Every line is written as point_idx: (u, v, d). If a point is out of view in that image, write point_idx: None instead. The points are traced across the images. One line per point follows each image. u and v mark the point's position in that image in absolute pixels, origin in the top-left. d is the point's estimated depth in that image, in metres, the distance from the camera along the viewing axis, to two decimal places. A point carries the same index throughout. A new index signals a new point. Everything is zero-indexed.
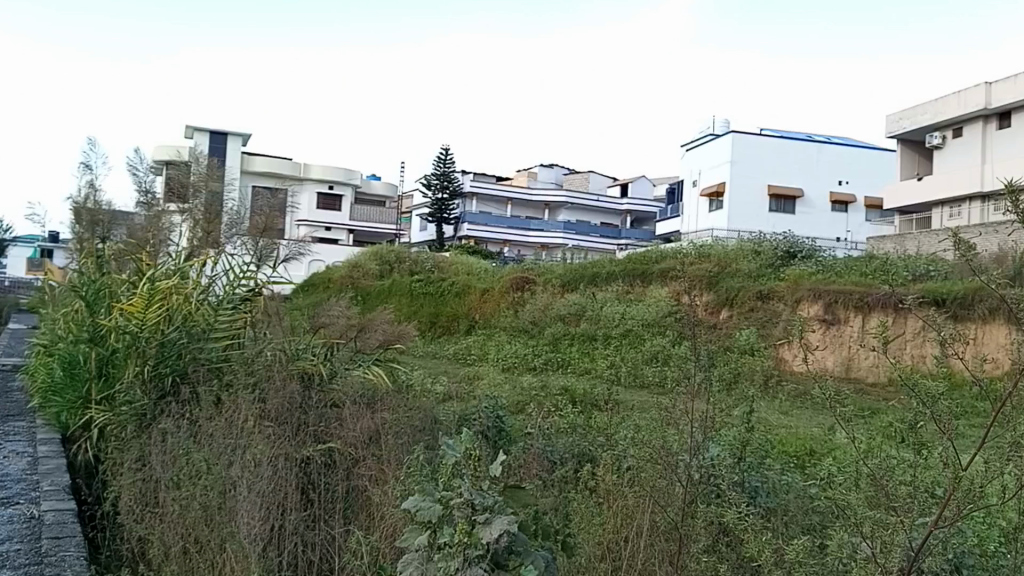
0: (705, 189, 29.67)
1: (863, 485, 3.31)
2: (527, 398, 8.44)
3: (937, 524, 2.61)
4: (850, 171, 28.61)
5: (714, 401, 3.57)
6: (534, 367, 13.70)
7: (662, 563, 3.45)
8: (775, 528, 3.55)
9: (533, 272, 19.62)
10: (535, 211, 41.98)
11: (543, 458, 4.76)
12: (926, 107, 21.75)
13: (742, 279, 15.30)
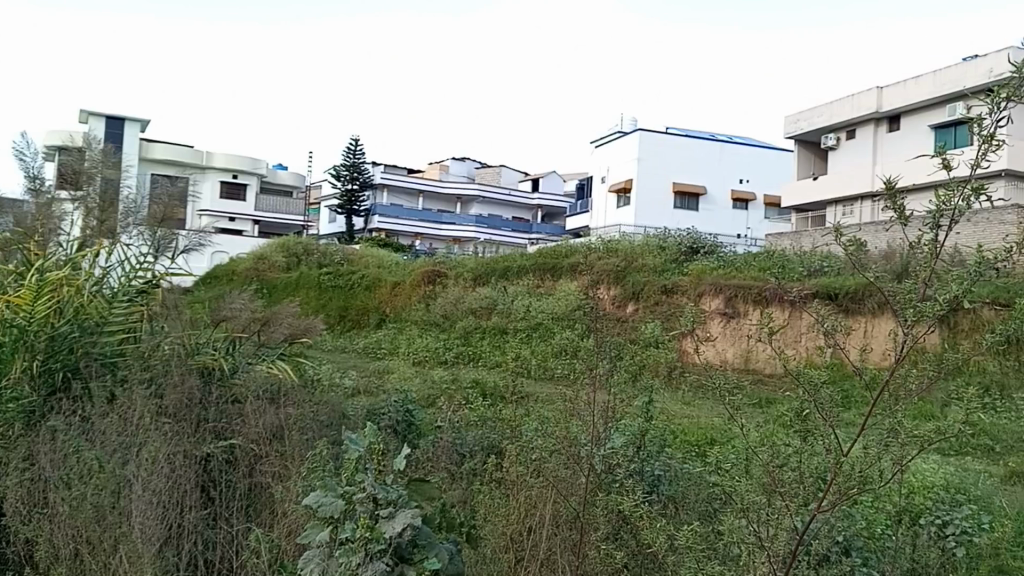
0: (614, 185, 29.94)
1: (752, 471, 3.41)
2: (438, 391, 8.46)
3: (817, 510, 2.71)
4: (752, 170, 29.66)
5: (614, 392, 3.62)
6: (445, 361, 13.90)
7: (565, 551, 3.52)
8: (671, 516, 3.67)
9: (444, 265, 19.56)
10: (446, 203, 40.65)
11: (453, 452, 4.78)
12: (821, 109, 22.64)
13: (648, 274, 15.53)
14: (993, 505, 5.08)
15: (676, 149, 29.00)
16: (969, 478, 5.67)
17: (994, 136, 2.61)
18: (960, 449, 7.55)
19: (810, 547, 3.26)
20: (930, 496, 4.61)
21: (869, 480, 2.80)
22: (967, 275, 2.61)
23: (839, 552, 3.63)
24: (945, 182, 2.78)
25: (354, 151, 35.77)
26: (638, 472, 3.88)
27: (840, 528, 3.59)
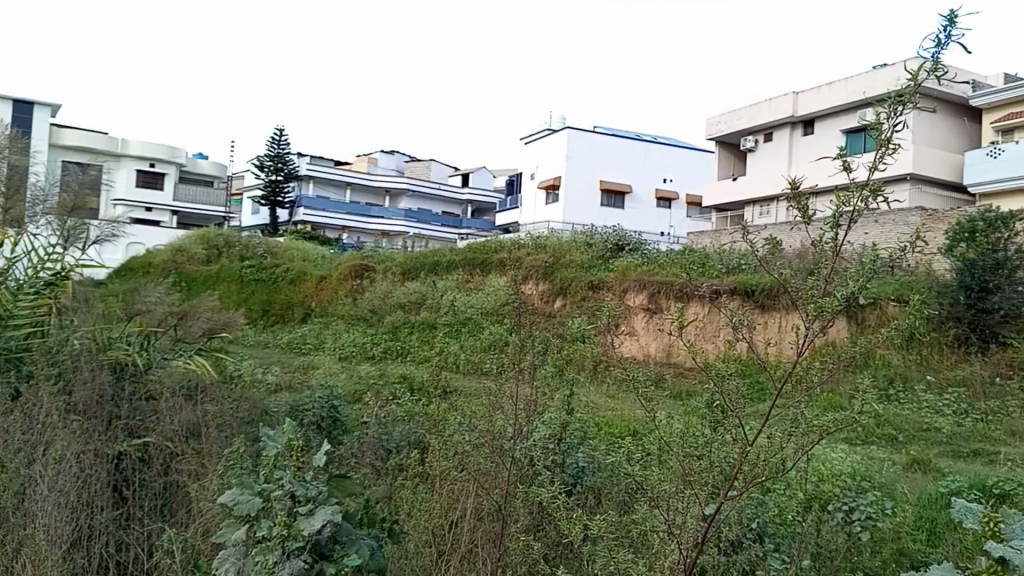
0: (544, 183, 30.00)
1: (666, 460, 3.51)
2: (365, 386, 8.42)
3: (723, 499, 2.82)
4: (677, 170, 30.35)
5: (537, 384, 3.69)
6: (372, 356, 13.78)
7: (488, 543, 3.53)
8: (588, 508, 3.74)
9: (372, 259, 19.38)
10: (374, 197, 39.79)
11: (378, 447, 4.78)
12: (741, 113, 23.07)
13: (575, 270, 15.70)
14: (892, 492, 5.36)
15: (603, 148, 29.33)
16: (873, 466, 5.96)
17: (890, 140, 2.68)
18: (863, 437, 7.98)
19: (718, 534, 3.39)
20: (838, 484, 4.81)
21: (773, 468, 2.93)
22: (861, 273, 2.75)
23: (751, 537, 3.80)
24: (846, 183, 2.87)
25: (278, 141, 33.90)
26: (557, 463, 3.98)
27: (751, 514, 3.76)
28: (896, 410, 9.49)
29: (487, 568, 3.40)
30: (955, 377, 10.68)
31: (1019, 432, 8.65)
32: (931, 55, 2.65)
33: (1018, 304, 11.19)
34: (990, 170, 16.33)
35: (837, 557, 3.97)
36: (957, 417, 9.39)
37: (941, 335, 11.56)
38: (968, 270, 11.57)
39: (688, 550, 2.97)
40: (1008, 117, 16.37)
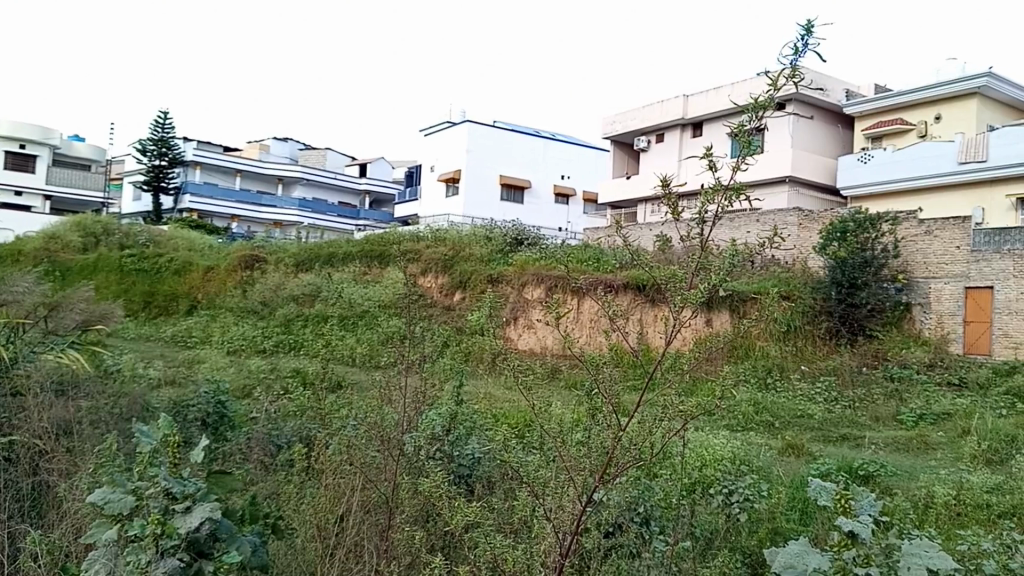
0: (443, 174, 27.81)
1: (549, 451, 3.65)
2: (255, 381, 8.29)
3: (598, 484, 2.96)
4: (576, 167, 29.72)
5: (424, 376, 3.77)
6: (263, 350, 13.49)
7: (374, 537, 3.53)
8: (476, 498, 3.79)
9: (263, 250, 19.02)
10: (265, 184, 35.64)
11: (267, 444, 4.87)
12: (634, 113, 23.15)
13: (475, 264, 15.74)
14: (767, 474, 5.66)
15: (505, 142, 27.91)
16: (754, 451, 6.28)
17: (750, 143, 2.97)
18: (742, 424, 8.48)
19: (591, 520, 3.57)
20: (719, 468, 5.08)
21: (644, 452, 3.14)
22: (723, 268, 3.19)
23: (635, 521, 4.13)
24: (711, 182, 3.12)
25: (162, 123, 30.57)
26: (442, 456, 4.06)
27: (632, 497, 4.09)
28: (773, 397, 10.02)
29: (376, 561, 3.42)
30: (826, 367, 11.46)
31: (881, 417, 9.34)
32: (791, 63, 2.95)
33: (880, 300, 12.40)
34: (860, 174, 17.24)
35: (717, 537, 4.20)
36: (828, 404, 10.05)
37: (814, 327, 12.36)
38: (840, 267, 12.44)
39: (563, 536, 3.08)
40: (879, 124, 17.45)
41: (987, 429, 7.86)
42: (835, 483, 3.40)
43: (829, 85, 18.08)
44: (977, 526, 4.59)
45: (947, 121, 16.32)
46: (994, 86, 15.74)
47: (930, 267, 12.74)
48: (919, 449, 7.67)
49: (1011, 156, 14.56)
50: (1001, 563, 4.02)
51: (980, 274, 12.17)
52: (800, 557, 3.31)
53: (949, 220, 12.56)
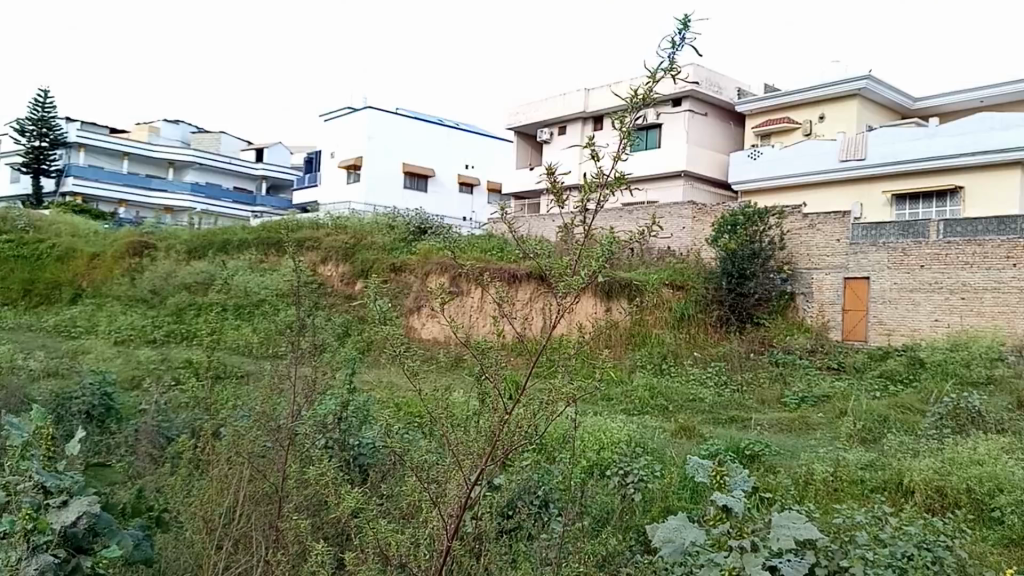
0: (343, 161, 26.47)
1: (434, 438, 3.83)
2: (145, 371, 8.30)
3: (477, 471, 3.14)
4: (478, 156, 29.00)
5: (317, 366, 3.92)
6: (153, 340, 13.36)
7: (264, 527, 3.64)
8: (365, 486, 3.96)
9: (152, 235, 18.41)
10: (157, 168, 33.62)
11: (157, 436, 5.01)
12: (538, 104, 23.04)
13: (377, 253, 15.59)
14: (662, 455, 5.87)
15: (406, 129, 26.69)
16: (648, 432, 6.51)
17: (629, 133, 3.34)
18: (638, 409, 8.93)
19: (474, 506, 3.69)
20: (617, 450, 5.45)
21: (524, 436, 3.36)
22: (600, 255, 3.50)
23: (536, 503, 4.42)
24: (594, 171, 3.45)
25: (40, 101, 28.60)
26: (332, 446, 4.13)
27: (533, 482, 4.36)
28: (667, 382, 10.45)
29: (263, 552, 3.48)
30: (717, 354, 12.10)
31: (767, 399, 9.89)
32: (668, 59, 3.25)
33: (766, 290, 13.27)
34: (751, 171, 17.68)
35: (613, 515, 4.51)
36: (718, 388, 10.55)
37: (707, 315, 13.04)
38: (730, 259, 13.18)
39: (449, 518, 3.27)
40: (768, 123, 18.09)
41: (860, 410, 8.50)
42: (711, 461, 3.73)
43: (723, 83, 18.93)
44: (852, 501, 4.96)
45: (830, 121, 17.09)
46: (873, 89, 16.48)
47: (813, 258, 13.76)
48: (801, 429, 8.18)
49: (888, 155, 15.38)
50: (871, 533, 4.39)
51: (857, 266, 13.23)
52: (678, 531, 3.64)
53: (830, 215, 13.54)
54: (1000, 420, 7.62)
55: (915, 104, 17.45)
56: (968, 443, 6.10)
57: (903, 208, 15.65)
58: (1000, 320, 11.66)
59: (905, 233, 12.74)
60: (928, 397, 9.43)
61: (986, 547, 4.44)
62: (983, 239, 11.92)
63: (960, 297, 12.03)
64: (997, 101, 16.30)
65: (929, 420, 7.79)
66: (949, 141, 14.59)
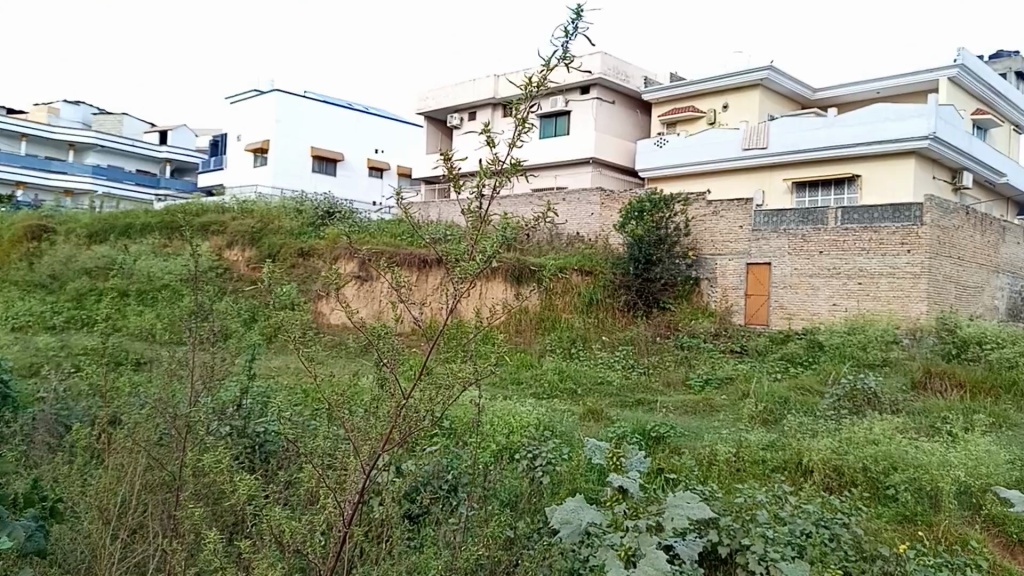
0: (249, 145, 25.53)
1: (330, 426, 3.73)
2: (42, 358, 8.15)
3: (375, 457, 3.13)
4: (387, 140, 28.51)
5: (212, 353, 3.89)
6: (52, 327, 12.94)
7: (163, 516, 3.60)
8: (266, 476, 3.93)
9: (52, 219, 17.99)
10: (55, 150, 32.59)
11: (55, 426, 5.02)
12: (446, 90, 22.58)
13: (284, 237, 15.39)
14: (571, 439, 6.04)
15: (316, 112, 26.00)
16: (557, 417, 6.62)
17: (525, 120, 3.20)
18: (548, 393, 9.09)
19: (373, 490, 3.71)
20: (525, 434, 5.62)
21: (422, 422, 3.26)
22: (497, 240, 3.47)
23: (445, 489, 4.43)
24: (488, 157, 3.36)
25: None
26: (232, 432, 4.23)
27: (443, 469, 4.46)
28: (578, 366, 10.63)
29: (161, 540, 3.46)
30: (624, 337, 12.43)
31: (673, 382, 10.13)
32: (563, 45, 3.18)
33: (672, 275, 13.73)
34: (657, 158, 17.75)
35: (520, 499, 4.53)
36: (625, 370, 10.76)
37: (614, 300, 13.40)
38: (638, 244, 13.52)
39: (347, 504, 3.19)
40: (674, 112, 18.39)
41: (763, 392, 8.79)
42: (607, 442, 3.69)
43: (629, 72, 19.26)
44: (753, 480, 5.15)
45: (733, 110, 17.42)
46: (774, 79, 16.84)
47: (717, 244, 14.23)
48: (705, 411, 8.41)
49: (788, 144, 15.65)
50: (771, 512, 4.50)
51: (758, 252, 13.69)
52: (575, 512, 3.45)
53: (732, 203, 14.01)
54: (896, 401, 8.19)
55: (815, 94, 17.83)
56: (864, 423, 6.45)
57: (803, 195, 15.99)
58: (894, 305, 12.30)
59: (805, 220, 13.22)
60: (827, 378, 9.76)
61: (880, 523, 4.60)
62: (879, 226, 12.48)
63: (856, 283, 12.63)
64: (893, 92, 16.80)
65: (828, 402, 8.13)
66: (847, 131, 14.89)
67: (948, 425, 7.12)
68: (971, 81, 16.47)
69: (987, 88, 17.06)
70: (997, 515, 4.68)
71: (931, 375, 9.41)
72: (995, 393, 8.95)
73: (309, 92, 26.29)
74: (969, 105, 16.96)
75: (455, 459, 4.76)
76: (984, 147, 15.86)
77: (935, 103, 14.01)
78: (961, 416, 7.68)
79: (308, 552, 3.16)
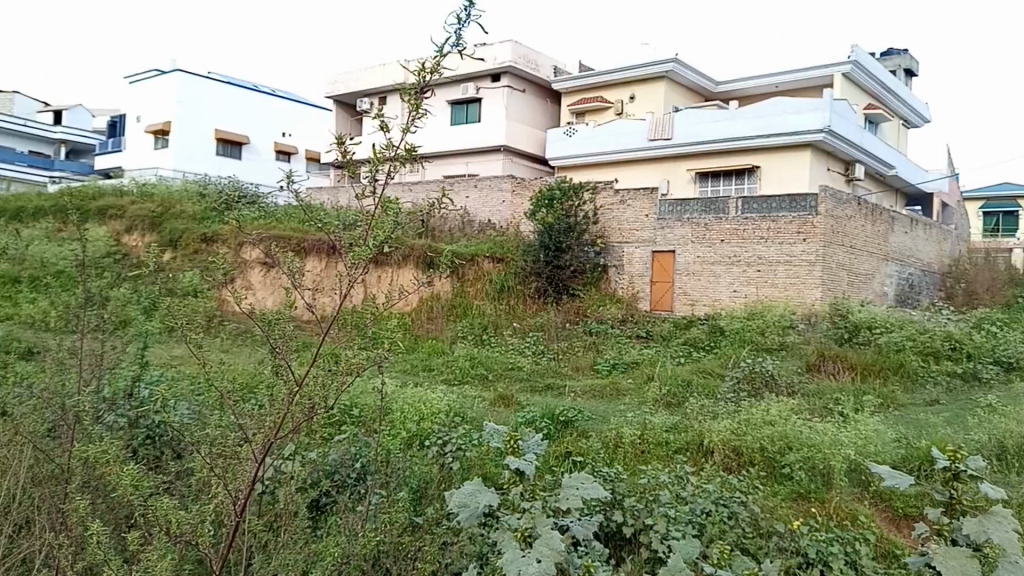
0: (151, 126, 24.69)
1: (222, 418, 3.56)
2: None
3: (266, 446, 2.93)
4: (297, 124, 28.14)
5: (102, 339, 3.81)
6: None
7: (51, 510, 3.46)
8: (164, 468, 3.81)
9: None
10: None
11: None
12: (356, 74, 22.27)
13: (187, 221, 15.07)
14: (479, 423, 6.42)
15: (220, 95, 25.36)
16: (468, 403, 6.97)
17: (420, 105, 3.08)
18: (458, 379, 9.37)
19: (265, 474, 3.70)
20: (437, 421, 5.82)
21: (316, 411, 3.11)
22: (384, 219, 3.27)
23: (354, 477, 4.43)
24: (383, 141, 3.24)
25: None
26: (122, 422, 4.20)
27: (357, 457, 4.55)
28: (488, 353, 10.84)
29: (48, 535, 3.34)
30: (535, 324, 12.71)
31: (582, 366, 10.45)
32: (456, 31, 3.06)
33: (581, 262, 14.02)
34: (570, 147, 18.11)
35: (434, 481, 4.65)
36: (537, 356, 11.01)
37: (525, 287, 13.66)
38: (548, 232, 13.75)
39: (237, 492, 3.04)
40: (583, 102, 18.70)
41: (667, 376, 9.16)
42: (505, 425, 3.53)
43: (539, 62, 19.45)
44: (657, 461, 5.47)
45: (640, 100, 17.76)
46: (679, 71, 17.20)
47: (624, 233, 14.57)
48: (611, 395, 8.78)
49: (691, 135, 16.06)
50: (673, 492, 4.68)
51: (663, 241, 14.10)
52: (474, 495, 3.33)
53: (639, 192, 14.38)
54: (791, 382, 8.70)
55: (716, 87, 18.37)
56: (759, 405, 6.85)
57: (705, 185, 16.38)
58: (791, 291, 12.74)
59: (708, 209, 13.63)
60: (727, 361, 10.19)
61: (778, 502, 4.84)
62: (777, 215, 12.93)
63: (755, 270, 13.11)
64: (790, 87, 17.54)
65: (729, 384, 8.60)
66: (746, 124, 15.33)
67: (838, 406, 7.71)
68: (863, 78, 17.14)
69: (876, 84, 17.71)
70: (884, 491, 5.04)
71: (823, 359, 9.95)
72: (882, 374, 9.63)
73: (213, 74, 25.58)
74: (861, 101, 17.70)
75: (364, 446, 4.82)
76: (875, 142, 16.60)
77: (831, 97, 14.48)
78: (852, 397, 8.29)
79: (199, 544, 3.01)
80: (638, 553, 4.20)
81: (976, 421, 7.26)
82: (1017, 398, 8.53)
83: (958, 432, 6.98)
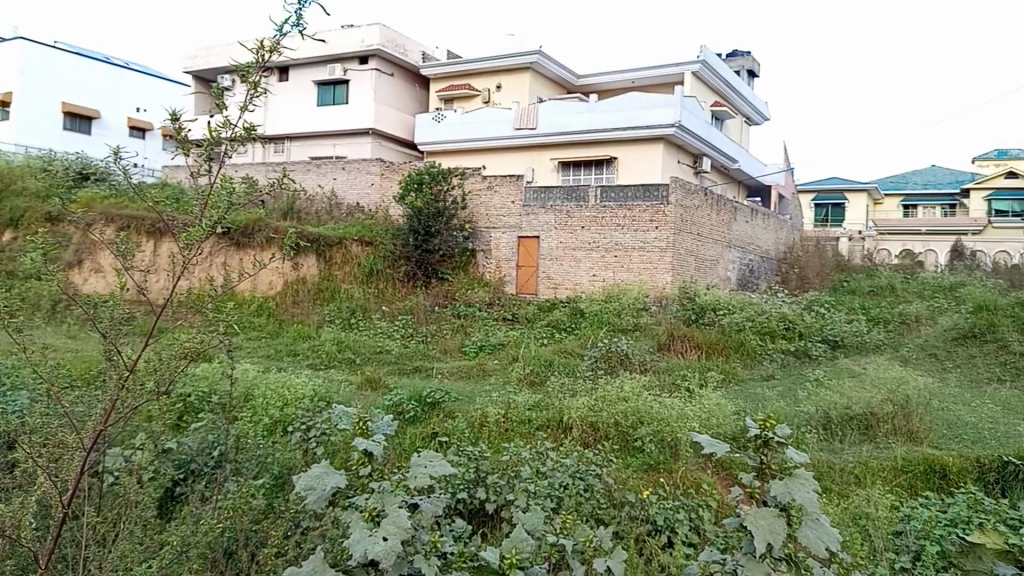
0: None
1: (49, 408, 3.40)
2: None
3: (95, 435, 2.73)
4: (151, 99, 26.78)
5: None
6: None
7: None
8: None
9: None
10: None
11: None
12: (217, 50, 21.31)
13: (28, 199, 14.11)
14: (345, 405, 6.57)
15: (66, 65, 23.67)
16: (334, 387, 7.04)
17: (257, 85, 3.01)
18: (321, 363, 9.32)
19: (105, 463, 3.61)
20: (300, 407, 5.89)
21: (148, 398, 2.99)
22: (219, 200, 3.03)
23: (209, 466, 4.36)
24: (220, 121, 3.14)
25: None
26: None
27: (210, 448, 4.49)
28: (355, 336, 10.78)
29: None
30: (404, 307, 12.79)
31: (450, 349, 10.65)
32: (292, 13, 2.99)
33: (449, 247, 14.08)
34: (438, 133, 18.17)
35: (296, 466, 4.73)
36: (406, 339, 11.12)
37: (394, 271, 13.73)
38: (417, 217, 13.90)
39: (61, 481, 2.92)
40: (450, 88, 18.78)
41: (530, 356, 9.48)
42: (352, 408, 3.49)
43: (407, 46, 19.31)
44: (518, 438, 5.80)
45: (507, 90, 18.05)
46: (543, 64, 17.66)
47: (491, 218, 14.84)
48: (478, 375, 9.06)
49: (556, 126, 16.51)
50: (532, 467, 4.92)
51: (529, 226, 14.47)
52: (319, 478, 3.16)
53: (505, 178, 14.66)
54: (643, 359, 9.28)
55: (578, 80, 18.91)
56: (612, 381, 7.26)
57: (567, 174, 16.90)
58: (645, 276, 13.43)
59: (569, 197, 14.08)
60: (586, 341, 10.64)
61: (628, 473, 5.23)
62: (632, 204, 13.56)
63: (612, 255, 13.71)
64: (646, 83, 18.32)
65: (587, 363, 9.09)
66: (604, 116, 15.95)
67: (686, 381, 8.35)
68: (710, 77, 18.16)
69: (724, 83, 18.88)
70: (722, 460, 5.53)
71: (673, 338, 10.62)
72: (724, 352, 10.36)
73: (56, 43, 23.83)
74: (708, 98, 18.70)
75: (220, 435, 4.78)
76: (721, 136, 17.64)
77: (681, 94, 15.28)
78: (697, 372, 8.93)
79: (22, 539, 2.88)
80: (498, 526, 4.41)
81: (806, 394, 8.01)
82: (840, 372, 9.44)
83: (789, 404, 7.72)
